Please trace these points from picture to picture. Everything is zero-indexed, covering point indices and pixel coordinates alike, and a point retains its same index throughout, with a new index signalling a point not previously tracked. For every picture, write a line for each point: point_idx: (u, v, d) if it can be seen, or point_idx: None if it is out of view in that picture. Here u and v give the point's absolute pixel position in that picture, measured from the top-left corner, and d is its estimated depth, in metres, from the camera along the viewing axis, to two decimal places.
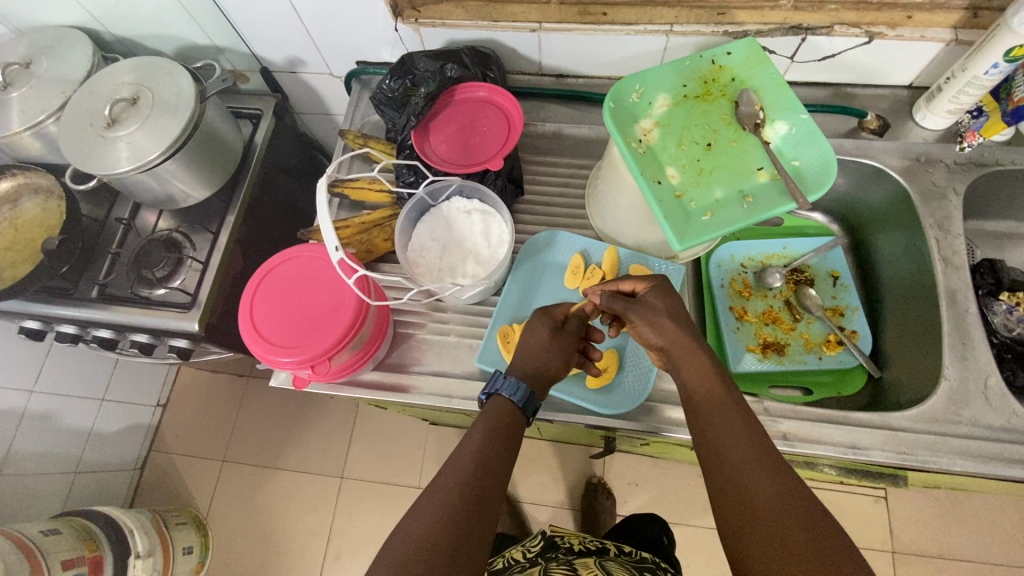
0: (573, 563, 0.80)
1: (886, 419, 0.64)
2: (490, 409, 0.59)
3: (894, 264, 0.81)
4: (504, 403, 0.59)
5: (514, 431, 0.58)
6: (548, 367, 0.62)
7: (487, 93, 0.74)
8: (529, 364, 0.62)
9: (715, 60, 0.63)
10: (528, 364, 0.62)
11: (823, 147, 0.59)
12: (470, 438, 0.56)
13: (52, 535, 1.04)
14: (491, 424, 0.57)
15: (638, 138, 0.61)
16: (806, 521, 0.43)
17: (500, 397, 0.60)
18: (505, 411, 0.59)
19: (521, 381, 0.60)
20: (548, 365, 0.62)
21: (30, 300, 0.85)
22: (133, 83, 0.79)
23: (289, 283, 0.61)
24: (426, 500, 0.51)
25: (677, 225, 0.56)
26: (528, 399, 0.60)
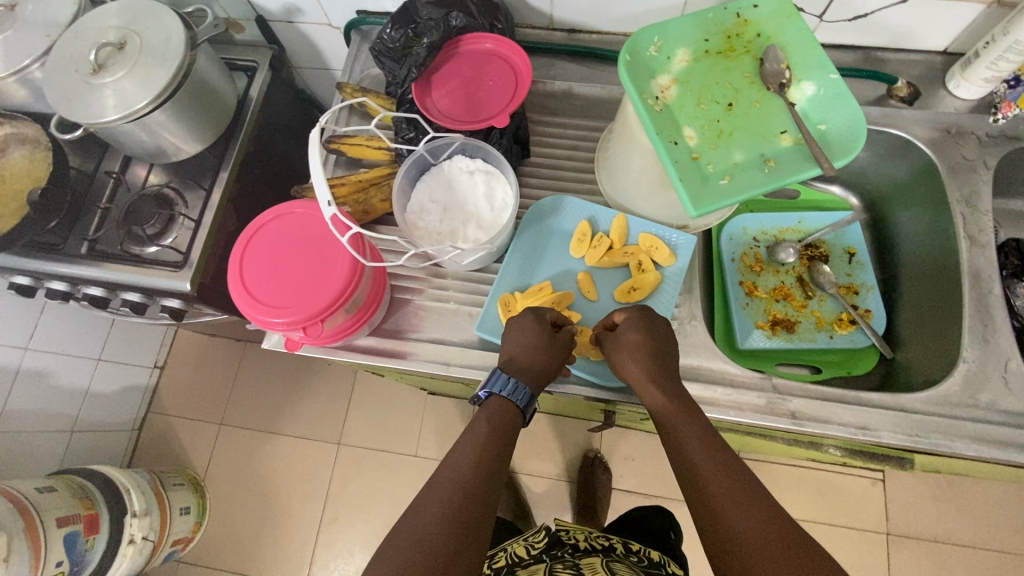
0: (580, 567, 0.79)
1: (899, 400, 0.62)
2: (494, 406, 0.60)
3: (915, 241, 0.78)
4: (504, 407, 0.60)
5: (511, 433, 0.59)
6: (549, 371, 0.62)
7: (493, 45, 0.69)
8: (535, 371, 0.61)
9: (741, 13, 0.59)
10: (535, 369, 0.61)
11: (853, 109, 0.55)
12: (472, 437, 0.57)
13: (48, 493, 1.04)
14: (495, 427, 0.58)
15: (655, 95, 0.57)
16: (778, 534, 0.47)
17: (501, 398, 0.60)
18: (505, 412, 0.60)
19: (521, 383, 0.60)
20: (551, 371, 0.62)
21: (18, 255, 0.82)
22: (120, 26, 0.74)
23: (279, 241, 0.58)
24: (423, 501, 0.52)
25: (694, 189, 0.53)
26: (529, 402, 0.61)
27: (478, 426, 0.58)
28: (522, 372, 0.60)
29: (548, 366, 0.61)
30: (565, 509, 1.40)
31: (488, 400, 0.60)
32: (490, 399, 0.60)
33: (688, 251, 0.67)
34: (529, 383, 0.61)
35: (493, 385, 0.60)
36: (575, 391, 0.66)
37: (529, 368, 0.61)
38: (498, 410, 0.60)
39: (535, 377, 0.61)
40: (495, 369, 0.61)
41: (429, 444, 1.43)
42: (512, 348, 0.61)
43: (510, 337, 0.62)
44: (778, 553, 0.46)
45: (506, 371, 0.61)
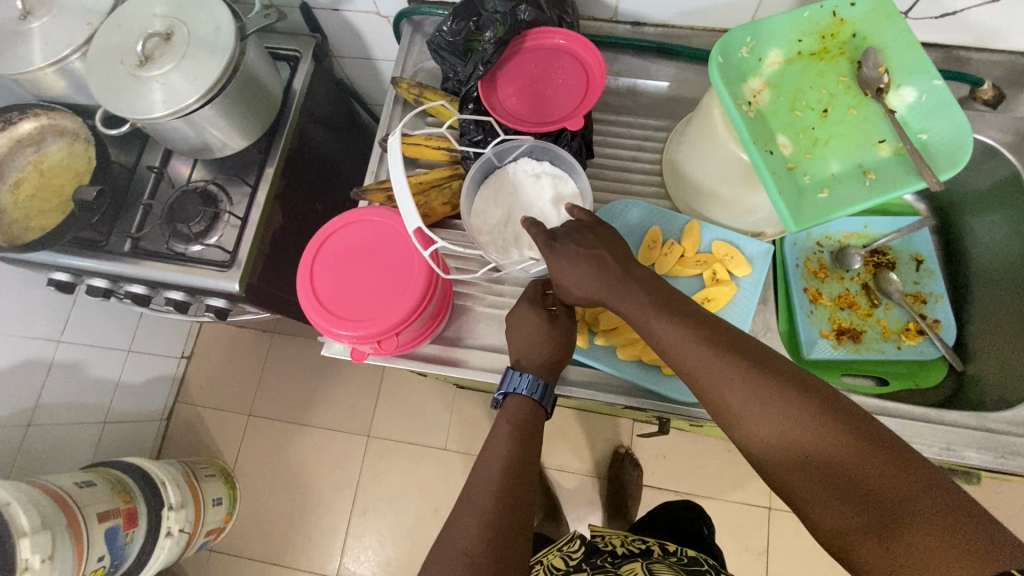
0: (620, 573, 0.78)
1: (983, 419, 0.60)
2: (511, 408, 0.59)
3: (991, 250, 0.75)
4: (523, 404, 0.59)
5: (536, 427, 0.59)
6: (559, 356, 0.61)
7: (565, 40, 0.65)
8: (542, 360, 0.60)
9: (837, 11, 0.55)
10: (543, 358, 0.60)
11: (958, 118, 0.52)
12: (497, 441, 0.56)
13: (86, 487, 1.04)
14: (517, 427, 0.57)
15: (747, 100, 0.54)
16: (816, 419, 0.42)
17: (517, 396, 0.60)
18: (523, 409, 0.59)
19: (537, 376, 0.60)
20: (560, 356, 0.61)
21: (61, 252, 0.80)
22: (166, 16, 0.71)
23: (350, 249, 0.55)
24: (459, 511, 0.51)
25: (792, 202, 0.50)
26: (546, 393, 0.60)
27: (501, 429, 0.57)
28: (531, 362, 0.60)
29: (556, 352, 0.61)
30: (594, 504, 1.40)
31: (505, 401, 0.60)
32: (508, 400, 0.60)
33: (764, 262, 0.64)
34: (541, 374, 0.60)
35: (509, 385, 0.60)
36: (641, 405, 0.64)
37: (535, 358, 0.60)
38: (516, 409, 0.59)
39: (544, 365, 0.60)
40: (509, 370, 0.61)
41: (459, 438, 1.43)
42: (518, 347, 0.61)
43: (513, 335, 0.61)
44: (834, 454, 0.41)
45: (517, 366, 0.60)
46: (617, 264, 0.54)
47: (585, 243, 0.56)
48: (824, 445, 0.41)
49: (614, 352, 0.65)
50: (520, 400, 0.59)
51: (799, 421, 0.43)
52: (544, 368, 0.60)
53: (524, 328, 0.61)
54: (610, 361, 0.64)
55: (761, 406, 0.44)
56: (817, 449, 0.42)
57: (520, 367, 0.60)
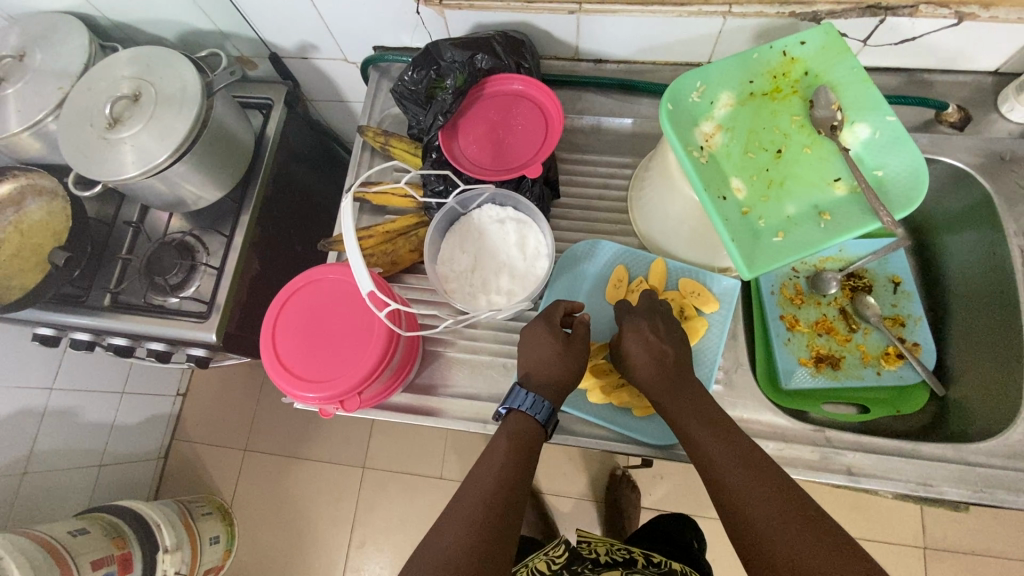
0: None
1: (962, 453, 0.59)
2: (512, 422, 0.58)
3: (964, 270, 0.74)
4: (523, 422, 0.58)
5: (534, 449, 0.58)
6: (567, 378, 0.59)
7: (522, 85, 0.66)
8: (548, 377, 0.59)
9: (787, 51, 0.55)
10: (550, 376, 0.59)
11: (912, 154, 0.52)
12: (494, 454, 0.56)
13: (79, 536, 1.04)
14: (517, 443, 0.56)
15: (700, 145, 0.54)
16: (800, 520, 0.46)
17: (520, 413, 0.58)
18: (524, 427, 0.58)
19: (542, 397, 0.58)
20: (568, 378, 0.59)
21: (42, 309, 0.81)
22: (134, 77, 0.72)
23: (314, 308, 0.56)
24: (447, 520, 0.52)
25: (746, 249, 0.50)
26: (550, 416, 0.58)
27: (498, 444, 0.57)
28: (538, 379, 0.59)
29: (563, 371, 0.59)
30: (592, 528, 1.39)
31: (507, 416, 0.58)
32: (510, 415, 0.59)
33: (731, 297, 0.64)
34: (547, 395, 0.59)
35: (514, 401, 0.58)
36: (615, 449, 0.63)
37: (542, 376, 0.59)
38: (517, 425, 0.57)
39: (551, 385, 0.59)
40: (516, 386, 0.60)
41: (455, 465, 1.42)
42: (528, 363, 0.60)
43: (525, 350, 0.61)
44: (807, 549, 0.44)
45: (525, 384, 0.59)
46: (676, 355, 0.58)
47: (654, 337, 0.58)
48: (797, 516, 0.46)
49: (585, 395, 0.64)
50: (522, 417, 0.58)
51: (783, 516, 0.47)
52: (551, 388, 0.59)
53: (536, 346, 0.61)
54: (583, 406, 0.63)
55: (752, 475, 0.50)
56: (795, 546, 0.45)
57: (527, 384, 0.59)
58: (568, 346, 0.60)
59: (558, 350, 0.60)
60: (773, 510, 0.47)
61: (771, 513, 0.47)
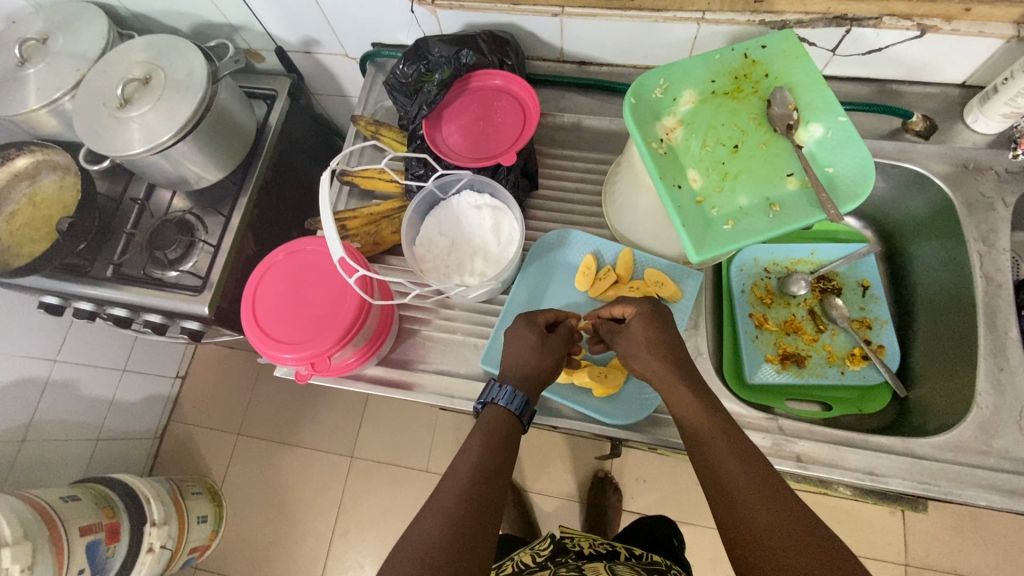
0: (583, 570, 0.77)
1: (909, 445, 0.60)
2: (487, 417, 0.58)
3: (931, 276, 0.76)
4: (498, 414, 0.58)
5: (513, 440, 0.57)
6: (542, 370, 0.60)
7: (503, 80, 0.70)
8: (522, 369, 0.60)
9: (748, 53, 0.59)
10: (524, 368, 0.60)
11: (860, 152, 0.55)
12: (469, 447, 0.55)
13: (70, 502, 1.08)
14: (491, 433, 0.56)
15: (660, 138, 0.57)
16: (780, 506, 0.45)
17: (495, 405, 0.59)
18: (501, 421, 0.58)
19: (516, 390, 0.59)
20: (543, 370, 0.61)
21: (47, 277, 0.86)
22: (146, 62, 0.77)
23: (292, 279, 0.60)
24: (422, 513, 0.50)
25: (696, 234, 0.53)
26: (523, 406, 0.58)
27: (473, 436, 0.56)
28: (511, 371, 0.60)
29: (539, 363, 0.60)
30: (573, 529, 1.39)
31: (483, 411, 0.59)
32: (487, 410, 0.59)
33: (693, 287, 0.67)
34: (520, 386, 0.59)
35: (490, 395, 0.59)
36: (576, 427, 0.66)
37: (517, 368, 0.60)
38: (492, 417, 0.58)
39: (524, 379, 0.60)
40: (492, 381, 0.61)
41: (440, 458, 1.44)
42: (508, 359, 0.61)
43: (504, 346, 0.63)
44: (781, 531, 0.44)
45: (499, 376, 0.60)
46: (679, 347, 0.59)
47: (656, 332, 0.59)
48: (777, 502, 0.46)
49: None
50: (496, 408, 0.58)
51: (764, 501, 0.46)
52: (525, 380, 0.60)
53: (514, 340, 0.62)
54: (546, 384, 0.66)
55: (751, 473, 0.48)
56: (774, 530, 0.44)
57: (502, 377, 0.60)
58: (546, 340, 0.62)
59: (535, 343, 0.61)
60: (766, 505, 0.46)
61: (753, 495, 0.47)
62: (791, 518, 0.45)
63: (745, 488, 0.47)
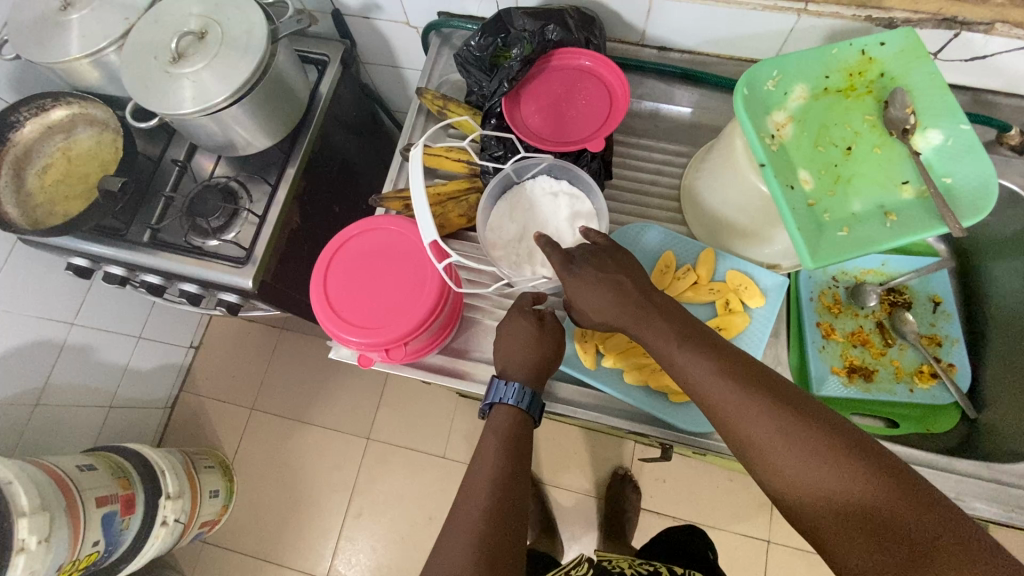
0: None
1: (994, 472, 0.59)
2: (498, 420, 0.58)
3: (1010, 297, 0.74)
4: (509, 414, 0.58)
5: (525, 437, 0.58)
6: (547, 362, 0.60)
7: (591, 62, 0.66)
8: (529, 365, 0.59)
9: (866, 50, 0.55)
10: (529, 363, 0.59)
11: (983, 163, 0.52)
12: (485, 457, 0.55)
13: (87, 471, 1.04)
14: (504, 437, 0.56)
15: (771, 133, 0.53)
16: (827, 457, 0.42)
17: (504, 405, 0.58)
18: (513, 418, 0.58)
19: (523, 386, 0.59)
20: (548, 363, 0.60)
21: (80, 238, 0.81)
22: (202, 16, 0.72)
23: (366, 258, 0.57)
24: (448, 532, 0.50)
25: (811, 239, 0.50)
26: (533, 401, 0.58)
27: (487, 443, 0.56)
28: (517, 370, 0.59)
29: (543, 355, 0.60)
30: (590, 525, 1.38)
31: (492, 411, 0.59)
32: (495, 410, 0.59)
33: (777, 295, 0.64)
34: (527, 382, 0.59)
35: (496, 395, 0.59)
36: (647, 432, 0.64)
37: (520, 366, 0.59)
38: (505, 418, 0.58)
39: (531, 373, 0.59)
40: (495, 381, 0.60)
41: (458, 446, 1.42)
42: (504, 356, 0.60)
43: (500, 342, 0.60)
44: (843, 488, 0.41)
45: (503, 376, 0.59)
46: (639, 291, 0.54)
47: (603, 270, 0.56)
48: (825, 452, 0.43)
49: (622, 376, 0.64)
50: (507, 409, 0.58)
51: (811, 454, 0.43)
52: (531, 375, 0.59)
53: (511, 336, 0.60)
54: (615, 385, 0.64)
55: (855, 468, 0.41)
56: (832, 488, 0.42)
57: (505, 376, 0.59)
58: (542, 330, 0.60)
59: (535, 335, 0.60)
60: (849, 487, 0.41)
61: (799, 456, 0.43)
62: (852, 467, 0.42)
63: (856, 495, 0.41)
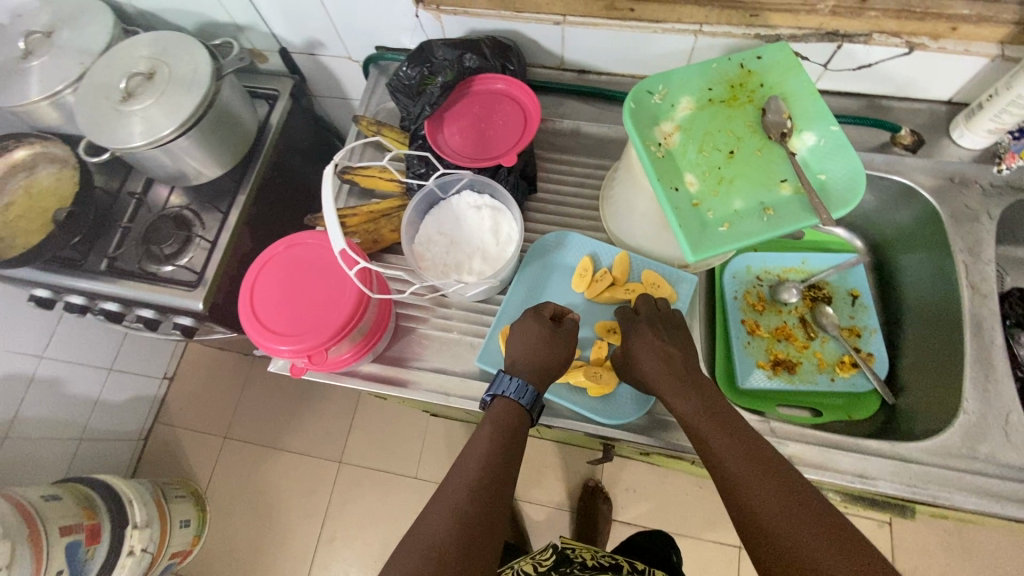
0: None
1: (899, 449, 0.61)
2: (499, 409, 0.58)
3: (918, 288, 0.78)
4: (509, 407, 0.58)
5: (519, 433, 0.58)
6: (552, 365, 0.61)
7: (505, 85, 0.72)
8: (536, 363, 0.61)
9: (744, 64, 0.61)
10: (536, 362, 0.61)
11: (852, 161, 0.56)
12: (479, 441, 0.55)
13: (52, 501, 1.06)
14: (500, 427, 0.57)
15: (658, 141, 0.59)
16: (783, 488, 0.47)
17: (504, 399, 0.59)
18: (509, 412, 0.58)
19: (527, 383, 0.60)
20: (553, 367, 0.61)
21: (39, 269, 0.85)
22: (151, 57, 0.78)
23: (290, 270, 0.62)
24: (430, 508, 0.50)
25: (693, 235, 0.54)
26: (534, 400, 0.59)
27: (483, 430, 0.56)
28: (523, 366, 0.60)
29: (551, 361, 0.61)
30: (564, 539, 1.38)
31: (493, 403, 0.59)
32: (496, 402, 0.59)
33: (688, 290, 0.69)
34: (531, 381, 0.60)
35: (498, 387, 0.59)
36: (573, 427, 0.66)
37: (528, 364, 0.61)
38: (503, 411, 0.58)
39: (535, 373, 0.60)
40: (500, 373, 0.61)
41: (430, 465, 1.43)
42: (514, 352, 0.62)
43: (512, 341, 0.63)
44: (788, 512, 0.45)
45: (509, 370, 0.60)
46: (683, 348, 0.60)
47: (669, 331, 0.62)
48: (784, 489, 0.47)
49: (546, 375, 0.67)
50: (506, 402, 0.58)
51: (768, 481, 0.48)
52: (535, 375, 0.60)
53: (524, 335, 0.63)
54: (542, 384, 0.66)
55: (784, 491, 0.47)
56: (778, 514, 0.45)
57: (511, 371, 0.61)
58: (554, 335, 0.63)
59: (545, 338, 0.62)
60: (792, 516, 0.45)
61: (761, 481, 0.48)
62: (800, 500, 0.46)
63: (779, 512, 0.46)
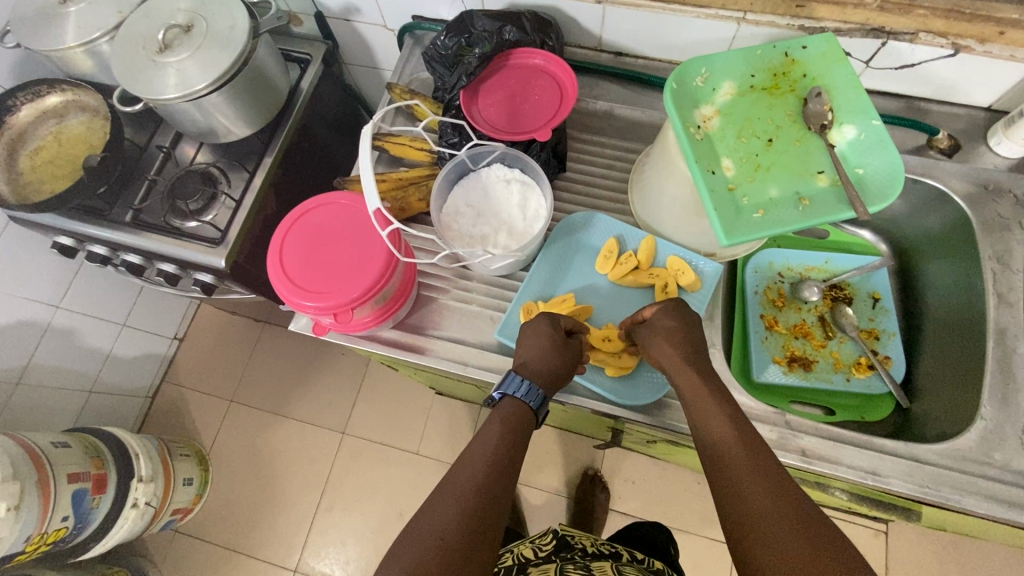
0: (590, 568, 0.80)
1: (914, 450, 0.62)
2: (508, 408, 0.58)
3: (941, 294, 0.78)
4: (518, 408, 0.58)
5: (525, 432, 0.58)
6: (563, 372, 0.60)
7: (543, 60, 0.72)
8: (545, 371, 0.59)
9: (789, 53, 0.60)
10: (548, 368, 0.60)
11: (891, 155, 0.56)
12: (484, 440, 0.55)
13: (62, 448, 1.06)
14: (510, 427, 0.56)
15: (697, 124, 0.59)
16: (764, 472, 0.48)
17: (514, 399, 0.59)
18: (519, 413, 0.58)
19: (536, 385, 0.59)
20: (563, 374, 0.61)
21: (64, 216, 0.85)
22: (190, 10, 0.78)
23: (318, 228, 0.63)
24: (434, 499, 0.50)
25: (727, 219, 0.54)
26: (543, 403, 0.59)
27: (492, 428, 0.56)
28: (534, 370, 0.59)
29: (561, 368, 0.60)
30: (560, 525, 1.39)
31: (502, 403, 0.59)
32: (503, 402, 0.59)
33: (714, 278, 0.69)
34: (542, 384, 0.59)
35: (508, 388, 0.59)
36: (589, 405, 0.66)
37: (541, 368, 0.59)
38: (512, 410, 0.58)
39: (546, 377, 0.59)
40: (510, 373, 0.60)
41: (432, 441, 1.44)
42: (525, 353, 0.61)
43: (523, 344, 0.62)
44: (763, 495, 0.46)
45: (519, 372, 0.60)
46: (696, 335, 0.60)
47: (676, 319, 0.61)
48: (765, 475, 0.48)
49: None
50: (515, 403, 0.58)
51: (751, 467, 0.49)
52: (546, 379, 0.59)
53: (536, 339, 0.61)
54: None
55: (763, 474, 0.48)
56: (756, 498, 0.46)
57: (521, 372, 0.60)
58: (566, 344, 0.62)
59: (557, 346, 0.61)
60: (768, 499, 0.46)
61: (746, 467, 0.49)
62: (779, 484, 0.47)
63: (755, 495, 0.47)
